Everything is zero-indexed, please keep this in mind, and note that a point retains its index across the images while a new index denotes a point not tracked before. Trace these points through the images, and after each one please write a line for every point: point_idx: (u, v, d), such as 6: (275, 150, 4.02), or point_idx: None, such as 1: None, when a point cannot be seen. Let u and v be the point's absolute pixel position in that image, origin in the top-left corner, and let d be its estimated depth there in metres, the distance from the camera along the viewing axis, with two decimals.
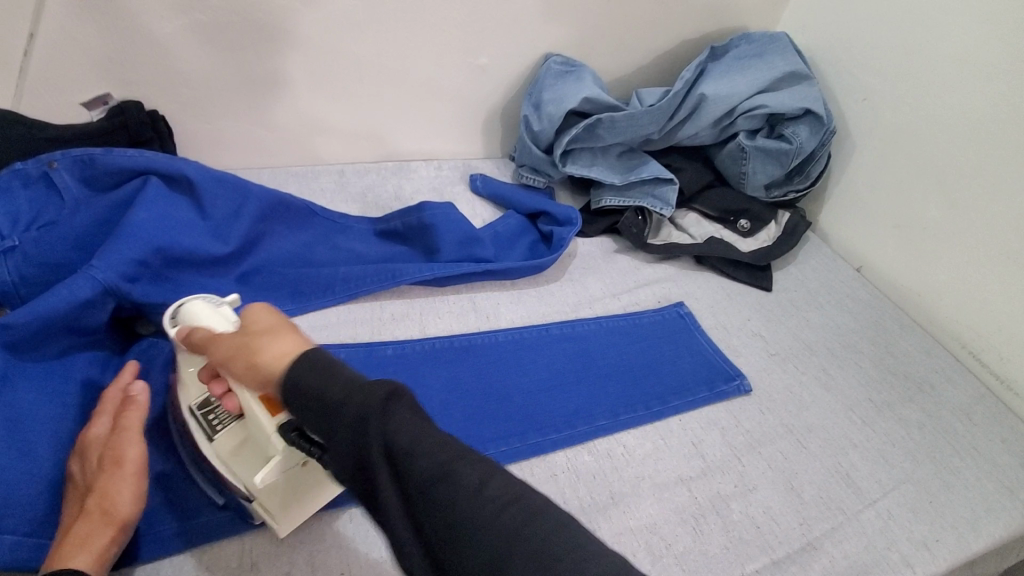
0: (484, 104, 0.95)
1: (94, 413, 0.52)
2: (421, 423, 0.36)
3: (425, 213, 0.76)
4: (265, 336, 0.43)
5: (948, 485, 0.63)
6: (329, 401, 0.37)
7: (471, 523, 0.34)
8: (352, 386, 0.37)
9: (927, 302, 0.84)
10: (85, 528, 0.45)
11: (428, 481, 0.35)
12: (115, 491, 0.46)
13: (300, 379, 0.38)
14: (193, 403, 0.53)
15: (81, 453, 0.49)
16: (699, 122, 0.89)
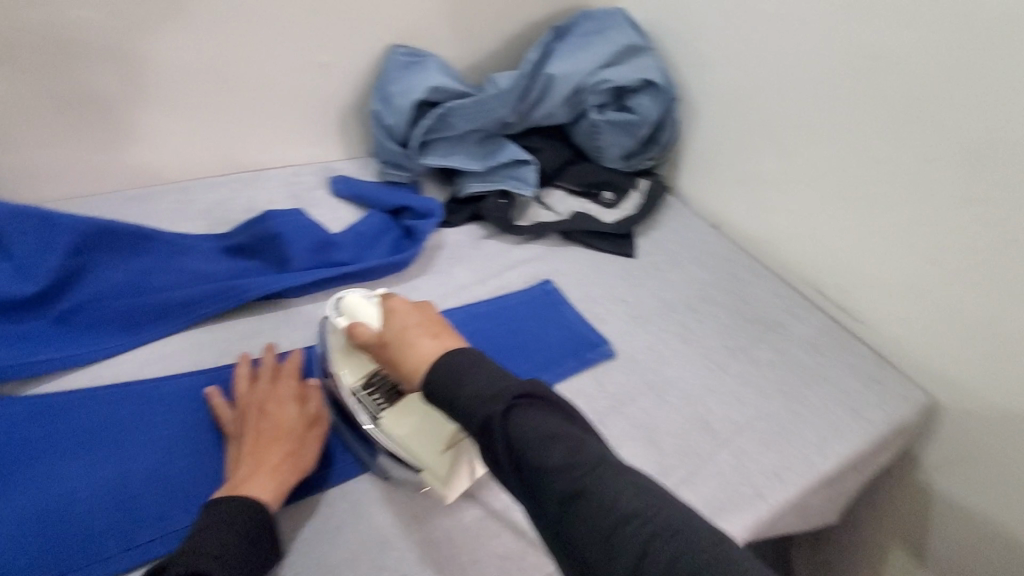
0: (334, 103, 0.91)
1: (271, 377, 0.60)
2: (536, 433, 0.44)
3: (271, 223, 0.73)
4: (407, 340, 0.54)
5: (795, 413, 0.68)
6: (456, 405, 0.47)
7: (586, 512, 0.42)
8: (492, 396, 0.45)
9: (776, 248, 0.90)
10: (280, 468, 0.54)
11: (553, 479, 0.43)
12: (306, 446, 0.57)
13: (436, 383, 0.48)
14: (354, 386, 0.60)
15: (282, 407, 0.58)
16: (550, 101, 0.90)
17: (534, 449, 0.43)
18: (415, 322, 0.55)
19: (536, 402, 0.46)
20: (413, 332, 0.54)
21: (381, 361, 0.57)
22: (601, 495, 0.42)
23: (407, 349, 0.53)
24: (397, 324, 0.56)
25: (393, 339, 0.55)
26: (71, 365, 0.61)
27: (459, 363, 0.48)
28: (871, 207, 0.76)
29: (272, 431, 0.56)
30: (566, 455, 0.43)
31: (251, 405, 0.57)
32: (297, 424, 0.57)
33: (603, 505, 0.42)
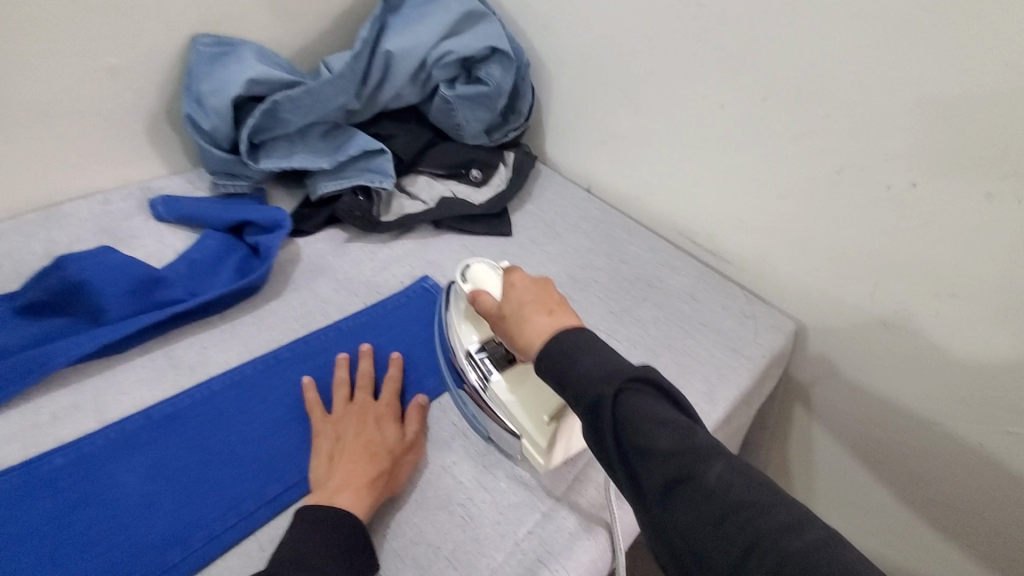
0: (138, 111, 0.77)
1: (368, 391, 0.57)
2: (662, 416, 0.41)
3: (69, 269, 0.59)
4: (524, 314, 0.51)
5: (684, 365, 0.70)
6: (572, 391, 0.44)
7: (692, 507, 0.38)
8: (599, 372, 0.44)
9: (645, 203, 0.92)
10: (372, 484, 0.48)
11: (658, 474, 0.40)
12: (401, 467, 0.51)
13: (551, 356, 0.46)
14: (467, 348, 0.57)
15: (377, 424, 0.53)
16: (394, 82, 0.83)
17: (647, 436, 0.40)
18: (536, 296, 0.52)
19: (650, 388, 0.43)
20: (530, 309, 0.51)
21: (498, 332, 0.54)
22: (691, 490, 0.39)
23: (524, 326, 0.50)
24: (515, 298, 0.53)
25: (511, 314, 0.52)
26: None
27: (582, 339, 0.47)
28: (722, 152, 0.78)
29: (388, 442, 0.52)
30: (673, 439, 0.40)
31: (355, 417, 0.53)
32: (397, 447, 0.52)
33: (701, 496, 0.39)
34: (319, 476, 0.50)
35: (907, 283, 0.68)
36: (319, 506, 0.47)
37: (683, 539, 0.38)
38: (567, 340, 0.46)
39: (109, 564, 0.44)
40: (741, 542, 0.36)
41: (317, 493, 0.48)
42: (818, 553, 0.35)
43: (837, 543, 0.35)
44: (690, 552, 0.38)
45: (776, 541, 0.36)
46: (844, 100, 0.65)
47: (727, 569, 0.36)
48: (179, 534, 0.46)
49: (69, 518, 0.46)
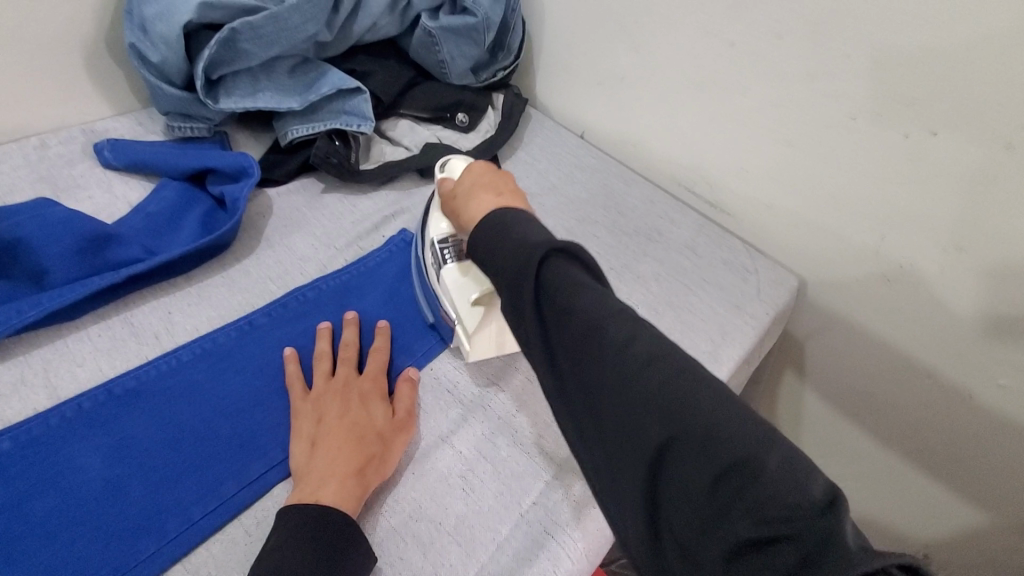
0: (74, 39, 0.66)
1: (352, 364, 0.52)
2: (583, 282, 0.38)
3: (1, 228, 0.52)
4: (473, 194, 0.49)
5: (686, 323, 0.67)
6: (501, 259, 0.41)
7: (601, 368, 0.36)
8: (521, 245, 0.40)
9: (642, 149, 0.86)
10: (360, 472, 0.45)
11: (575, 334, 0.37)
12: (394, 447, 0.48)
13: (479, 232, 0.43)
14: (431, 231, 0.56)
15: (362, 402, 0.49)
16: (371, 9, 0.73)
17: (563, 300, 0.37)
18: (489, 180, 0.50)
19: (576, 260, 0.40)
20: (481, 190, 0.49)
21: (448, 217, 0.53)
22: (611, 356, 0.35)
23: (469, 203, 0.48)
24: (468, 182, 0.50)
25: (461, 197, 0.50)
26: None
27: (518, 215, 0.43)
28: (730, 94, 0.73)
29: (376, 423, 0.48)
30: (595, 305, 0.37)
31: (338, 396, 0.49)
32: (387, 427, 0.48)
33: (611, 357, 0.36)
34: (300, 459, 0.46)
35: (913, 236, 0.66)
36: (302, 502, 0.42)
37: (592, 401, 0.36)
38: (506, 212, 0.43)
39: (72, 557, 0.40)
40: (652, 411, 0.33)
41: (300, 483, 0.44)
42: (735, 431, 0.31)
43: (756, 428, 0.31)
44: (596, 415, 0.36)
45: (689, 410, 0.32)
46: (867, 38, 0.59)
47: (632, 431, 0.34)
48: (153, 522, 0.42)
49: (25, 509, 0.41)
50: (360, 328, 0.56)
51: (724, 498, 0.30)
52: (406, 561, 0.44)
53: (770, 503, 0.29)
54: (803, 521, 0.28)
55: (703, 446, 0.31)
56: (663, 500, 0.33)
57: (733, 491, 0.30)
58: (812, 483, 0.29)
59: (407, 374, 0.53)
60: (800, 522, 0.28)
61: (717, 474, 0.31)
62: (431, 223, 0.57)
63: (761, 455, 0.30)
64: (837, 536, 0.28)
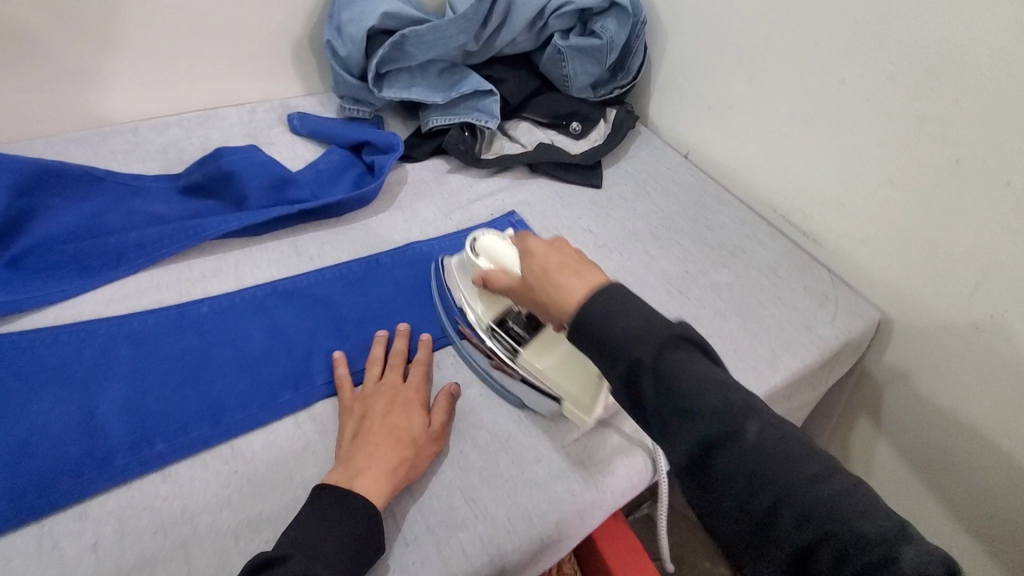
0: (290, 34, 0.87)
1: (399, 371, 0.57)
2: (704, 372, 0.42)
3: (223, 160, 0.70)
4: (553, 280, 0.49)
5: (752, 333, 0.70)
6: (615, 354, 0.43)
7: (732, 465, 0.40)
8: (638, 327, 0.43)
9: (743, 175, 0.91)
10: (393, 471, 0.48)
11: (703, 434, 0.40)
12: (423, 457, 0.51)
13: (590, 319, 0.44)
14: (489, 321, 0.58)
15: (404, 407, 0.53)
16: (513, 27, 0.86)
17: (688, 399, 0.41)
18: (560, 259, 0.50)
19: (689, 343, 0.44)
20: (559, 274, 0.49)
21: (524, 302, 0.54)
22: (727, 447, 0.40)
23: (556, 292, 0.48)
24: (539, 266, 0.51)
25: (539, 283, 0.51)
26: (23, 309, 0.56)
27: (617, 300, 0.45)
28: (834, 128, 0.76)
29: (411, 430, 0.51)
30: (711, 397, 0.41)
31: (384, 398, 0.54)
32: (422, 435, 0.52)
33: (741, 456, 0.40)
34: (341, 449, 0.51)
35: (1010, 286, 0.64)
36: (337, 487, 0.46)
37: (712, 479, 0.40)
38: (608, 297, 0.45)
39: (235, 390, 0.54)
40: (782, 497, 0.38)
41: (339, 468, 0.49)
42: (866, 513, 0.37)
43: (875, 507, 0.38)
44: (721, 495, 0.40)
45: (792, 478, 0.39)
46: (978, 83, 0.61)
47: (749, 504, 0.39)
48: (289, 380, 0.56)
49: (210, 353, 0.57)
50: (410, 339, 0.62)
51: (832, 560, 0.37)
52: (464, 454, 0.54)
53: (868, 544, 0.36)
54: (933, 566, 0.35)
55: (813, 518, 0.37)
56: (780, 556, 0.38)
57: (842, 556, 0.36)
58: (886, 516, 0.37)
59: (449, 390, 0.56)
60: (874, 550, 0.36)
61: (824, 535, 0.37)
62: (473, 305, 0.60)
63: (858, 519, 0.37)
64: (898, 559, 0.35)
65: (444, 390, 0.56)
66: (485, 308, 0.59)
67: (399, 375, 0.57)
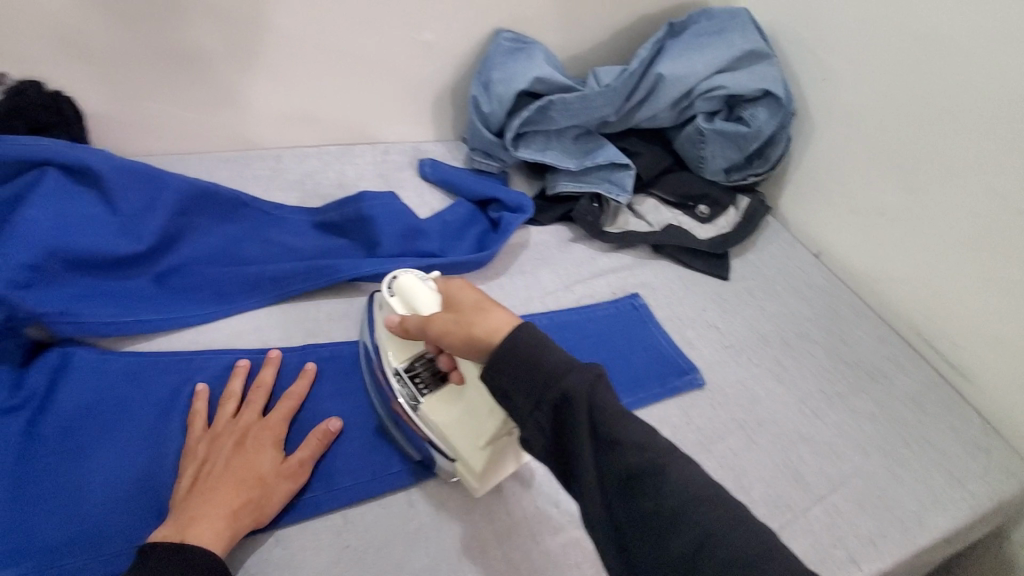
0: (434, 83, 0.88)
1: (257, 409, 0.53)
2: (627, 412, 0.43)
3: (364, 204, 0.70)
4: (484, 308, 0.48)
5: (897, 478, 0.64)
6: (535, 382, 0.43)
7: (643, 497, 0.41)
8: (564, 370, 0.43)
9: (881, 286, 0.83)
10: (234, 514, 0.46)
11: (621, 468, 0.41)
12: (274, 495, 0.49)
13: (521, 346, 0.44)
14: (397, 365, 0.55)
15: (255, 447, 0.50)
16: (657, 103, 0.85)
17: (611, 433, 0.42)
18: (466, 295, 0.51)
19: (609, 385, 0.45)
20: (484, 306, 0.49)
21: (438, 330, 0.50)
22: (647, 491, 0.41)
23: (483, 320, 0.47)
24: (470, 298, 0.50)
25: (463, 314, 0.49)
26: (168, 328, 0.59)
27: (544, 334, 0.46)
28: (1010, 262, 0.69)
29: (259, 468, 0.49)
30: (634, 437, 0.42)
31: (233, 435, 0.51)
32: (272, 474, 0.49)
33: (652, 488, 0.41)
34: (175, 497, 0.47)
35: None
36: (166, 542, 0.43)
37: (636, 532, 0.40)
38: (536, 330, 0.45)
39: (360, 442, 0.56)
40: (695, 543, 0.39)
41: (169, 521, 0.45)
42: (705, 490, 0.41)
43: (713, 485, 0.41)
44: (641, 538, 0.40)
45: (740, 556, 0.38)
46: None
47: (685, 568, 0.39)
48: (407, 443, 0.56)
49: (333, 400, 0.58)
50: (281, 367, 0.58)
51: None
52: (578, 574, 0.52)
53: None
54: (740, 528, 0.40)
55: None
56: None
57: None
58: None
59: (325, 426, 0.54)
60: None
61: None
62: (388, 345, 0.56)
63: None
64: None
65: (321, 427, 0.54)
66: (394, 351, 0.55)
67: (260, 410, 0.54)
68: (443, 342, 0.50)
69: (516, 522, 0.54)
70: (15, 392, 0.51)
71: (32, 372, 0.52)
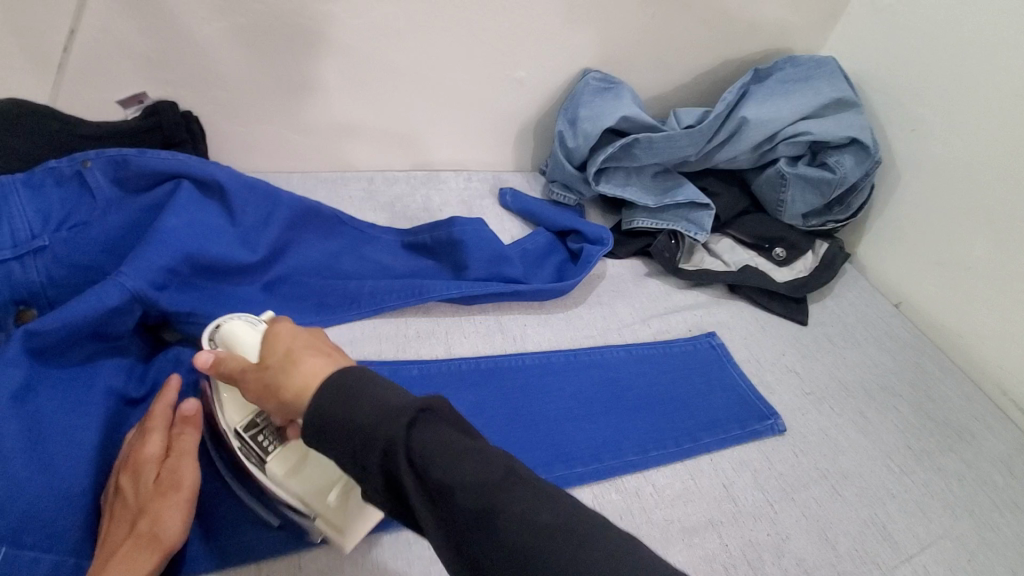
0: (520, 117, 0.92)
1: (138, 431, 0.51)
2: (458, 442, 0.35)
3: (456, 228, 0.74)
4: (293, 357, 0.41)
5: (990, 543, 0.61)
6: (356, 438, 0.35)
7: (502, 546, 0.33)
8: (378, 418, 0.35)
9: (967, 343, 0.81)
10: (127, 552, 0.44)
11: (465, 517, 0.34)
12: (167, 517, 0.46)
13: (328, 402, 0.37)
14: (238, 425, 0.52)
15: (130, 477, 0.48)
16: (739, 146, 0.85)
17: (444, 480, 0.34)
18: (303, 340, 0.43)
19: (440, 414, 0.37)
20: (298, 354, 0.42)
21: (256, 388, 0.43)
22: (505, 543, 0.33)
23: (293, 373, 0.40)
24: (280, 346, 0.43)
25: (273, 366, 0.42)
26: None
27: (359, 375, 0.38)
28: None
29: (138, 500, 0.46)
30: (474, 474, 0.34)
31: (119, 471, 0.49)
32: (148, 498, 0.46)
33: (511, 535, 0.33)
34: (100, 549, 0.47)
35: None
36: None
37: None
38: (343, 376, 0.38)
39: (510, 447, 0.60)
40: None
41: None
42: (570, 516, 0.34)
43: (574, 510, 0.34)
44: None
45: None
46: None
47: None
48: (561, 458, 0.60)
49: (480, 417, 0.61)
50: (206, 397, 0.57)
51: None
52: None
53: None
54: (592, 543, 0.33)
55: None
56: None
57: None
58: None
59: (192, 424, 0.51)
60: None
61: None
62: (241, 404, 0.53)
63: None
64: None
65: (192, 431, 0.51)
66: (235, 409, 0.53)
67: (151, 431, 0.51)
68: (263, 400, 0.43)
69: None
70: (141, 385, 0.56)
71: (155, 367, 0.57)
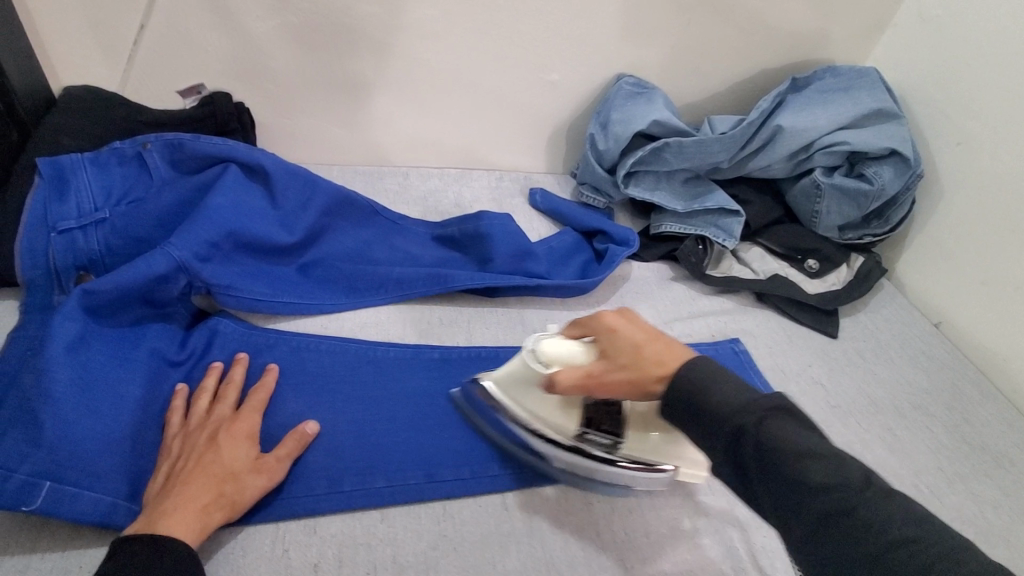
0: (553, 119, 0.94)
1: (230, 403, 0.55)
2: (804, 443, 0.39)
3: (484, 222, 0.75)
4: (648, 351, 0.47)
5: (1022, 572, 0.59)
6: (711, 425, 0.42)
7: (850, 539, 0.36)
8: (766, 415, 0.40)
9: (1013, 367, 0.76)
10: (206, 508, 0.46)
11: (816, 507, 0.37)
12: (247, 488, 0.49)
13: (684, 390, 0.43)
14: (575, 428, 0.56)
15: (227, 441, 0.51)
16: (774, 154, 0.85)
17: (794, 472, 0.38)
18: (642, 337, 0.48)
19: (787, 413, 0.41)
20: (648, 352, 0.47)
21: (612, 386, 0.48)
22: (832, 527, 0.37)
23: (656, 368, 0.46)
24: (630, 343, 0.48)
25: (628, 361, 0.47)
26: (306, 312, 0.66)
27: (715, 368, 0.44)
28: None
29: (229, 465, 0.49)
30: (811, 471, 0.38)
31: (206, 430, 0.52)
32: (244, 469, 0.50)
33: (864, 534, 0.36)
34: (151, 490, 0.49)
35: None
36: (139, 534, 0.43)
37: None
38: (700, 371, 0.43)
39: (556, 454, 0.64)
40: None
41: (144, 516, 0.46)
42: (914, 526, 0.36)
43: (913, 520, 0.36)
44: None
45: None
46: None
47: None
48: None
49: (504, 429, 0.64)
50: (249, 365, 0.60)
51: None
52: None
53: None
54: (926, 548, 0.35)
55: None
56: None
57: None
58: None
59: (303, 431, 0.54)
60: None
61: None
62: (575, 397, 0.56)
63: None
64: None
65: (298, 431, 0.54)
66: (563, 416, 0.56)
67: (235, 405, 0.55)
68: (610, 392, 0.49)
69: (606, 543, 0.55)
70: (181, 349, 0.60)
71: (195, 334, 0.61)
